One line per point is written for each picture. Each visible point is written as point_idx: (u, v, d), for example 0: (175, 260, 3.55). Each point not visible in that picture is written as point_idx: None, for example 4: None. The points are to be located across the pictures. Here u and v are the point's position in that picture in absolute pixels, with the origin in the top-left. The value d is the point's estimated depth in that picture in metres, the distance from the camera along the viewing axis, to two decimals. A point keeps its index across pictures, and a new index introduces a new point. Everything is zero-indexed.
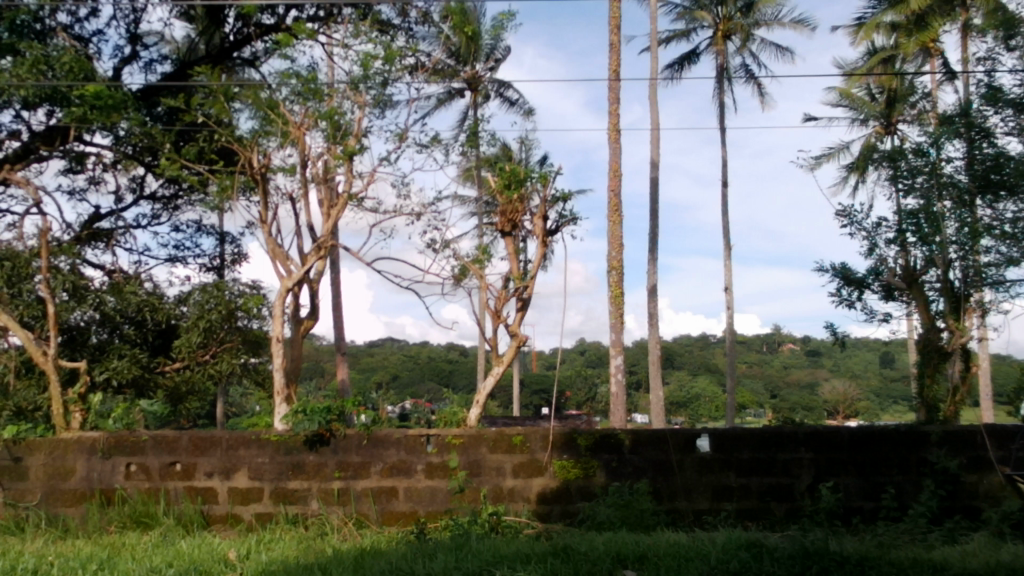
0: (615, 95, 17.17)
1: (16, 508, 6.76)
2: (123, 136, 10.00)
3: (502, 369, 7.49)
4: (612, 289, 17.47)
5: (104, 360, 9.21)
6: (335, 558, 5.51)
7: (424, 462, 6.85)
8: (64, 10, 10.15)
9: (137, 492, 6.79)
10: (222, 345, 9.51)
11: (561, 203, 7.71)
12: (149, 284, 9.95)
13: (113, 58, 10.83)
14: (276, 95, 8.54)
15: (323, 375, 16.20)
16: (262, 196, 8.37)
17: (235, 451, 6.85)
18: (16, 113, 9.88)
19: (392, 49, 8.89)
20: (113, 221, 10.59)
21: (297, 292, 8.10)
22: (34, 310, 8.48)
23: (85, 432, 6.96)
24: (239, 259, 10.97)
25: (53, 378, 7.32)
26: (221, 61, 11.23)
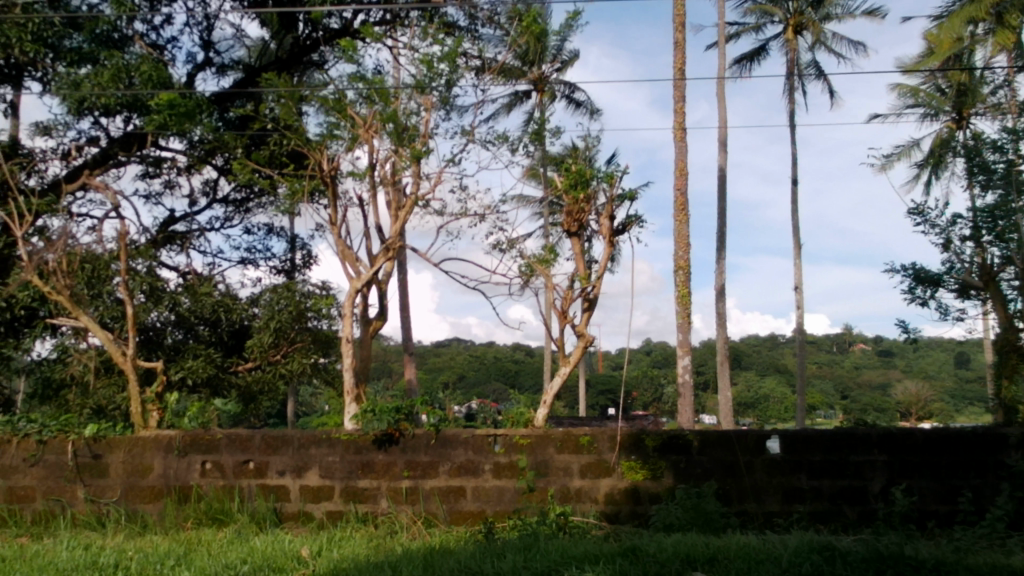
0: (681, 93, 17.02)
1: (96, 504, 6.93)
2: (197, 141, 10.20)
3: (569, 369, 7.49)
4: (679, 289, 17.33)
5: (180, 360, 9.43)
6: (404, 556, 5.56)
7: (492, 461, 6.88)
8: (141, 19, 10.38)
9: (212, 490, 6.93)
10: (293, 345, 9.64)
11: (628, 202, 7.68)
12: (222, 285, 10.15)
13: (187, 65, 11.06)
14: (344, 98, 8.65)
15: (391, 376, 16.36)
16: (331, 199, 8.49)
17: (306, 450, 6.96)
18: (95, 120, 10.13)
19: (456, 50, 8.96)
20: (187, 224, 10.82)
21: (366, 293, 8.19)
22: (113, 311, 8.75)
23: (162, 431, 7.12)
24: (309, 263, 11.13)
25: (132, 377, 7.49)
26: (291, 66, 11.40)
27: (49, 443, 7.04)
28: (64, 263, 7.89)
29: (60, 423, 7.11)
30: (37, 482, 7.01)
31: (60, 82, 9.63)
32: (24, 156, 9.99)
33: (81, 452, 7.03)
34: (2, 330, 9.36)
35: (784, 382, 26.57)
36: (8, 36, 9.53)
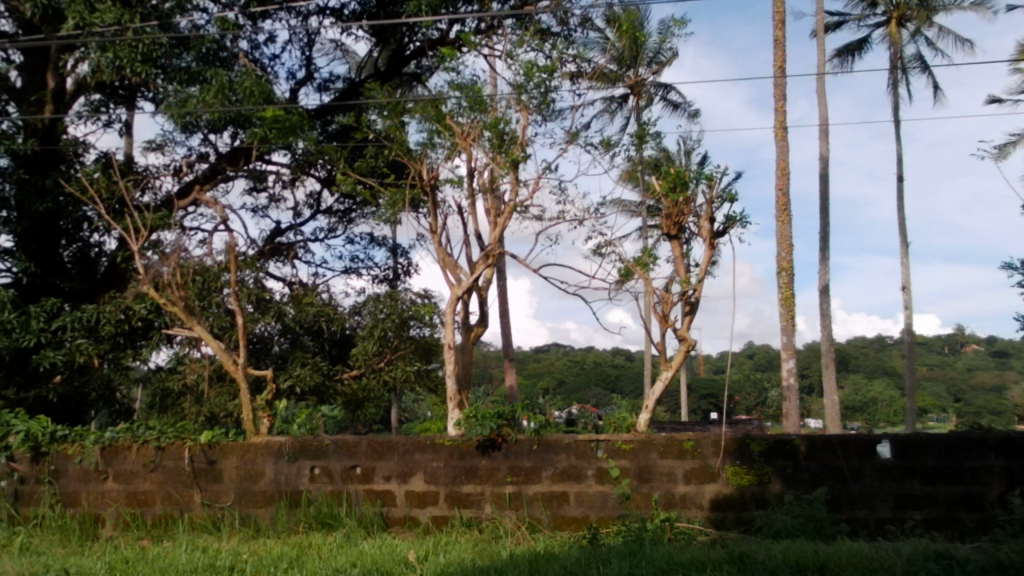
0: (782, 92, 16.72)
1: (212, 508, 7.14)
2: (301, 155, 10.45)
3: (671, 373, 7.43)
4: (782, 291, 17.01)
5: (288, 368, 9.67)
6: (510, 560, 5.60)
7: (594, 467, 6.86)
8: (245, 37, 10.72)
9: (321, 495, 7.09)
10: (397, 353, 9.80)
11: (728, 203, 7.58)
12: (326, 294, 10.38)
13: (289, 80, 11.34)
14: (444, 107, 8.78)
15: (491, 383, 16.47)
16: (431, 208, 8.62)
17: (411, 455, 7.05)
18: (204, 136, 10.46)
19: (553, 56, 8.99)
20: (292, 236, 11.08)
21: (467, 300, 8.28)
22: (223, 322, 9.08)
23: (273, 437, 7.30)
24: (410, 271, 11.28)
25: (244, 385, 7.71)
26: (390, 77, 11.61)
27: (167, 448, 7.26)
28: (177, 275, 8.18)
29: (177, 430, 7.34)
30: (155, 487, 7.23)
31: (172, 101, 9.97)
32: (139, 173, 10.37)
33: (197, 458, 7.24)
34: (121, 341, 9.74)
35: (892, 385, 25.83)
36: (120, 57, 9.69)
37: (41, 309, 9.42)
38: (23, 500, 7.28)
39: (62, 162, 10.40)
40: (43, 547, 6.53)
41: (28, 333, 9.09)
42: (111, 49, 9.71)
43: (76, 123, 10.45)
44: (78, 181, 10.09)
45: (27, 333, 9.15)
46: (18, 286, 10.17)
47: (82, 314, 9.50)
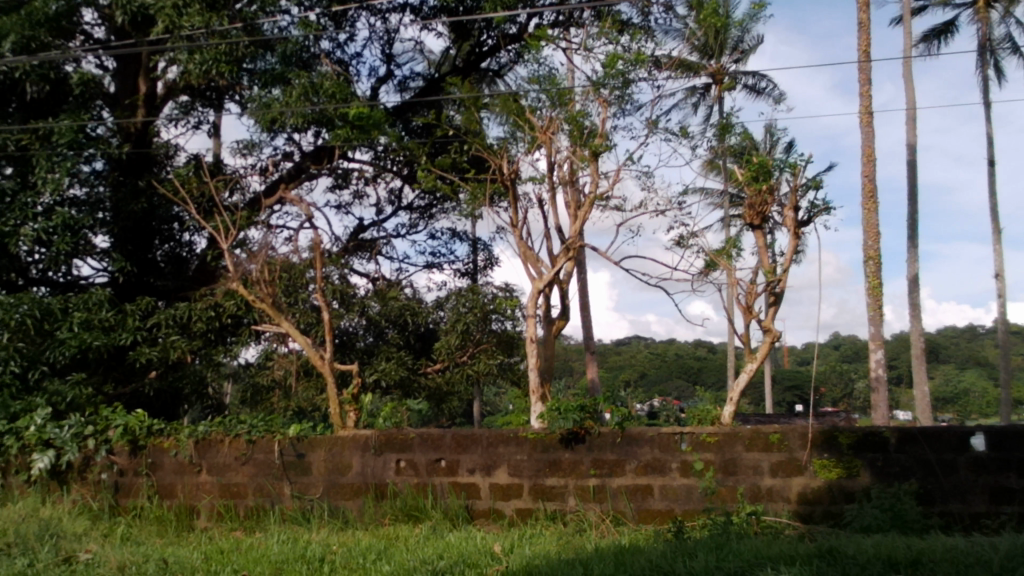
0: (866, 77, 16.33)
1: (302, 500, 7.28)
2: (383, 152, 10.58)
3: (756, 365, 7.35)
4: (869, 280, 16.64)
5: (373, 363, 9.80)
6: (595, 553, 5.60)
7: (679, 460, 6.82)
8: (327, 38, 10.84)
9: (406, 487, 7.17)
10: (479, 347, 9.87)
11: (813, 191, 7.45)
12: (409, 290, 10.51)
13: (371, 78, 11.48)
14: (523, 101, 8.81)
15: (572, 376, 16.46)
16: (512, 202, 8.67)
17: (495, 449, 7.10)
18: (288, 136, 10.65)
19: (633, 47, 8.94)
20: (375, 232, 11.22)
21: (548, 293, 8.31)
22: (309, 318, 9.26)
23: (359, 431, 7.42)
24: (491, 265, 11.34)
25: (331, 380, 7.85)
26: (469, 73, 11.66)
27: (257, 442, 7.43)
28: (265, 272, 8.37)
29: (267, 424, 7.50)
30: (247, 479, 7.40)
31: (257, 103, 10.18)
32: (227, 173, 10.61)
33: (286, 451, 7.39)
34: (212, 337, 9.98)
35: (986, 375, 25.08)
36: (207, 60, 9.96)
37: (136, 307, 9.76)
38: (123, 492, 7.50)
39: (155, 164, 10.71)
40: (142, 537, 6.74)
41: (126, 330, 9.50)
42: (199, 52, 9.96)
43: (167, 126, 10.72)
44: (170, 183, 10.37)
45: (123, 331, 9.51)
46: (115, 285, 10.53)
47: (175, 312, 9.77)
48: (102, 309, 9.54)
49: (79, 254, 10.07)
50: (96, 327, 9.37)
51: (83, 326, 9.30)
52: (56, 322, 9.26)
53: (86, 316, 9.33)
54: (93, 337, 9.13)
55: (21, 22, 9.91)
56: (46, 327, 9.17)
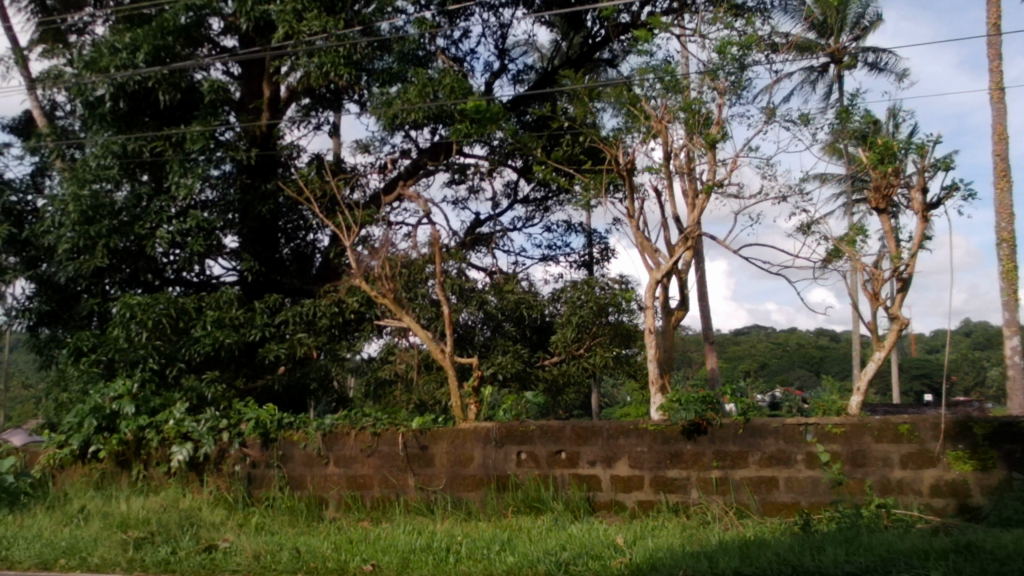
0: (996, 51, 15.61)
1: (425, 492, 7.41)
2: (498, 146, 10.64)
3: (884, 354, 7.14)
4: (1004, 263, 15.91)
5: (491, 356, 9.89)
6: (720, 547, 5.53)
7: (804, 452, 6.67)
8: (442, 35, 10.99)
9: (528, 479, 7.22)
10: (596, 339, 9.87)
11: (942, 173, 7.18)
12: (525, 282, 10.58)
13: (485, 74, 11.58)
14: (637, 90, 8.80)
15: (689, 366, 16.29)
16: (628, 191, 8.69)
17: (615, 441, 7.09)
18: (406, 134, 10.83)
19: (749, 31, 8.78)
20: (491, 226, 11.32)
21: (666, 284, 8.34)
22: (429, 312, 9.41)
23: (480, 423, 7.51)
24: (607, 256, 11.31)
25: (452, 373, 7.98)
26: (582, 64, 11.63)
27: (382, 434, 7.59)
28: (386, 268, 8.55)
29: (391, 417, 7.68)
30: (373, 471, 7.57)
31: (376, 103, 10.38)
32: (348, 172, 10.84)
33: (410, 444, 7.53)
34: (336, 333, 10.23)
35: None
36: (326, 63, 10.17)
37: (264, 305, 10.08)
38: (256, 483, 7.74)
39: (279, 165, 11.03)
40: (275, 526, 6.97)
41: (255, 327, 9.83)
42: (318, 55, 10.19)
43: (289, 128, 11.03)
44: (294, 183, 10.67)
45: (253, 327, 9.87)
46: (244, 283, 10.94)
47: (301, 309, 10.05)
48: (232, 308, 9.88)
49: (211, 254, 10.45)
50: (228, 324, 9.72)
51: (216, 324, 9.66)
52: (190, 320, 9.66)
53: (218, 315, 9.69)
54: (225, 335, 9.47)
55: (153, 33, 10.34)
56: (181, 325, 9.58)
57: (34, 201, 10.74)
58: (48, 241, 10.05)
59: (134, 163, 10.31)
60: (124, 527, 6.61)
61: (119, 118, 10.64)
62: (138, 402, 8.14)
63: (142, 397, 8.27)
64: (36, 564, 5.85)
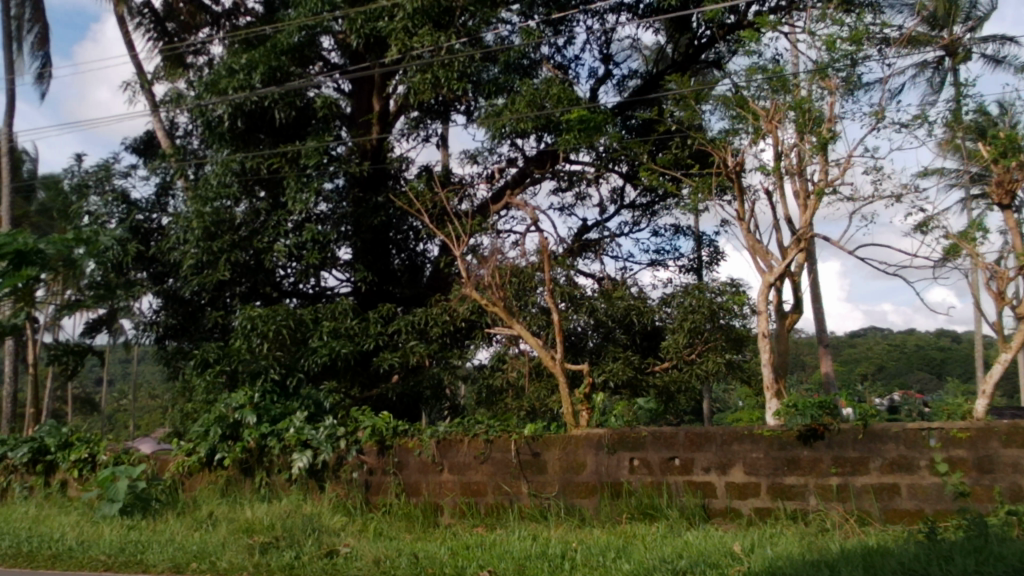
0: None
1: (538, 498, 7.43)
2: (604, 152, 10.62)
3: (1012, 355, 6.86)
4: None
5: (601, 363, 9.89)
6: (841, 555, 5.39)
7: (928, 457, 6.46)
8: (547, 43, 11.03)
9: (641, 485, 7.18)
10: (707, 344, 9.72)
11: None
12: (635, 288, 10.54)
13: (590, 80, 11.57)
14: (745, 92, 8.71)
15: (803, 370, 15.93)
16: (738, 194, 8.61)
17: (730, 446, 7.00)
18: (512, 143, 10.91)
19: (860, 27, 8.57)
20: (599, 232, 11.30)
21: (779, 286, 8.22)
22: (539, 320, 9.45)
23: (591, 429, 7.51)
24: (717, 259, 11.15)
25: (563, 380, 8.02)
26: (688, 66, 11.54)
27: (495, 441, 7.65)
28: (495, 276, 8.65)
29: (504, 424, 7.74)
30: (486, 478, 7.63)
31: (483, 114, 10.48)
32: (457, 182, 10.96)
33: (523, 450, 7.57)
34: (448, 341, 10.37)
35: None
36: (437, 77, 10.32)
37: (378, 314, 10.31)
38: (373, 490, 7.89)
39: (389, 177, 11.24)
40: (393, 532, 7.10)
41: (369, 337, 10.05)
42: (430, 69, 10.35)
43: (399, 140, 11.23)
44: (405, 195, 10.85)
45: (367, 337, 10.09)
46: (358, 294, 11.20)
47: (413, 318, 10.22)
48: (347, 318, 10.12)
49: (326, 266, 10.72)
50: (343, 335, 9.96)
51: (332, 334, 9.91)
52: (307, 331, 9.93)
53: (334, 325, 9.94)
54: (341, 345, 9.70)
55: (268, 53, 10.68)
56: (299, 336, 9.86)
57: (160, 219, 11.25)
58: (173, 257, 10.47)
59: (253, 180, 10.70)
60: (249, 532, 6.83)
61: (237, 137, 11.01)
62: (260, 411, 8.40)
63: (264, 406, 8.53)
64: (169, 567, 6.08)
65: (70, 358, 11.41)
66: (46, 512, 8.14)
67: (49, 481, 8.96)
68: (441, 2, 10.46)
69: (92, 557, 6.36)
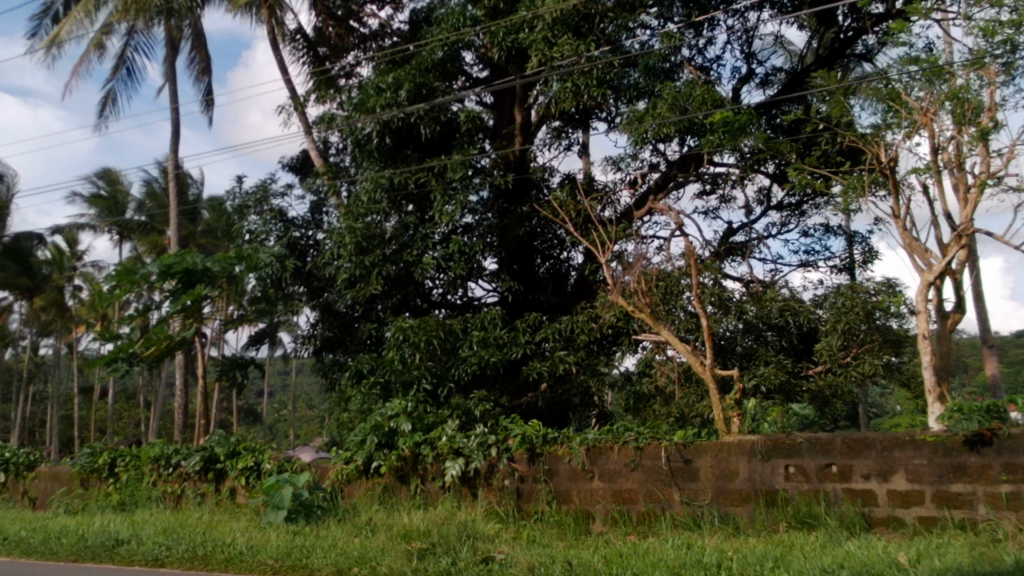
0: None
1: (691, 506, 7.33)
2: (749, 153, 10.41)
3: None
4: None
5: (753, 368, 9.70)
6: (1016, 567, 5.11)
7: None
8: (687, 46, 10.89)
9: (798, 493, 7.00)
10: (864, 346, 9.37)
11: None
12: (786, 290, 10.29)
13: (732, 80, 11.38)
14: (897, 84, 8.40)
15: (968, 372, 15.19)
16: (893, 190, 8.32)
17: (890, 453, 6.73)
18: (655, 148, 10.83)
19: (1021, 9, 8.15)
20: (746, 234, 11.10)
21: (939, 285, 7.89)
22: (688, 325, 9.34)
23: (744, 436, 7.36)
24: (871, 258, 10.77)
25: (713, 386, 7.91)
26: (834, 61, 11.21)
27: (645, 448, 7.60)
28: (642, 282, 8.62)
29: (654, 431, 7.67)
30: (637, 485, 7.57)
31: (625, 120, 10.45)
32: (600, 189, 10.95)
33: (674, 457, 7.49)
34: (594, 348, 10.37)
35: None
36: (578, 85, 10.36)
37: (525, 323, 10.42)
38: (524, 497, 7.94)
39: (533, 187, 11.35)
40: (546, 539, 7.16)
41: (517, 346, 10.18)
42: (570, 78, 10.41)
43: (541, 150, 11.33)
44: (548, 204, 10.93)
45: (516, 345, 10.21)
46: (505, 303, 11.34)
47: (560, 326, 10.26)
48: (496, 327, 10.30)
49: (473, 276, 10.89)
50: (492, 344, 10.11)
51: (481, 344, 10.08)
52: (457, 340, 10.12)
53: (483, 335, 10.10)
54: (490, 353, 9.86)
55: (413, 71, 10.97)
56: (449, 345, 10.06)
57: (315, 235, 11.60)
58: (328, 272, 10.84)
59: (401, 195, 10.96)
60: (407, 537, 7.00)
61: (386, 154, 11.34)
62: (414, 420, 8.61)
63: (417, 415, 8.74)
64: (332, 571, 6.28)
65: (235, 371, 11.95)
66: (218, 517, 8.54)
67: (220, 488, 9.41)
68: (579, 10, 10.57)
69: (261, 561, 6.63)
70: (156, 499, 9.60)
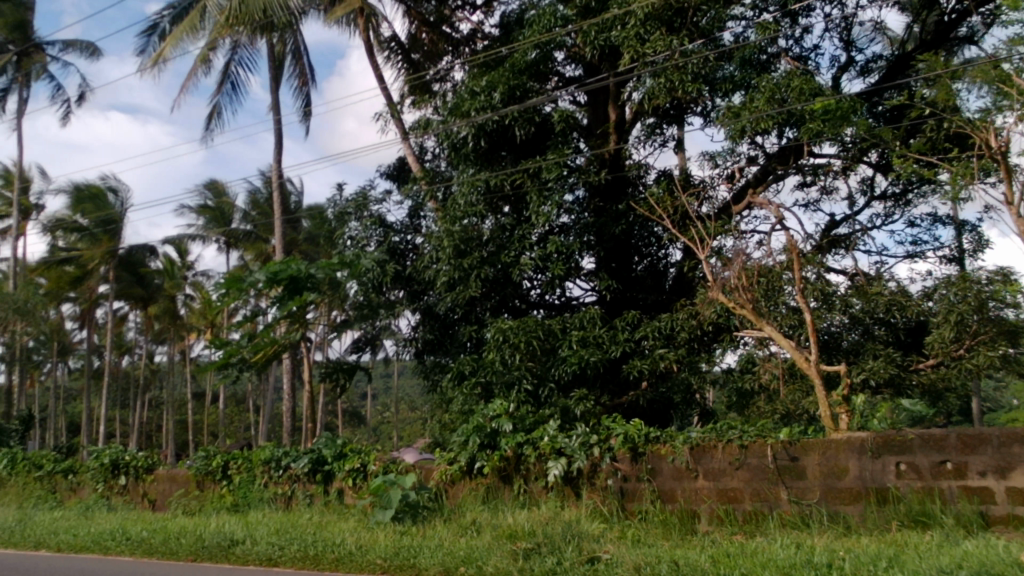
0: None
1: (800, 505, 7.18)
2: (851, 143, 10.13)
3: None
4: None
5: (860, 363, 9.47)
6: None
7: None
8: (784, 36, 10.69)
9: (910, 491, 6.80)
10: (977, 338, 9.00)
11: None
12: (892, 282, 10.00)
13: (831, 69, 11.13)
14: (1007, 66, 8.10)
15: None
16: (1005, 176, 8.01)
17: (1008, 449, 6.50)
18: (753, 141, 10.65)
19: None
20: (849, 226, 10.84)
21: None
22: (791, 320, 9.14)
23: (853, 433, 7.19)
24: (982, 248, 10.41)
25: (819, 382, 7.74)
26: (938, 44, 10.85)
27: (750, 447, 7.48)
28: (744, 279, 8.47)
29: (758, 429, 7.54)
30: (743, 484, 7.46)
31: (721, 114, 10.30)
32: (697, 185, 10.81)
33: (780, 456, 7.35)
34: (695, 345, 10.25)
35: None
36: (672, 81, 10.28)
37: (624, 322, 10.36)
38: (628, 497, 7.90)
39: (629, 185, 11.29)
40: (651, 538, 7.11)
41: (617, 344, 10.13)
42: (664, 74, 10.34)
43: (636, 147, 11.26)
44: (645, 202, 10.85)
45: (615, 344, 10.17)
46: (603, 302, 11.33)
47: (660, 323, 10.16)
48: (595, 327, 10.28)
49: (570, 276, 10.86)
50: (591, 343, 10.09)
51: (581, 343, 10.07)
52: (556, 340, 10.14)
53: (582, 334, 10.10)
54: (590, 353, 9.84)
55: (506, 74, 11.05)
56: (549, 346, 10.09)
57: (413, 239, 11.75)
58: (427, 275, 10.97)
59: (497, 197, 11.02)
60: (513, 537, 7.04)
61: (481, 156, 11.43)
62: (515, 421, 8.65)
63: (519, 415, 8.78)
64: (440, 570, 6.35)
65: (339, 374, 12.19)
66: (328, 518, 8.73)
67: (327, 489, 9.61)
68: (672, 5, 10.46)
69: (370, 561, 6.75)
70: (268, 501, 9.86)
